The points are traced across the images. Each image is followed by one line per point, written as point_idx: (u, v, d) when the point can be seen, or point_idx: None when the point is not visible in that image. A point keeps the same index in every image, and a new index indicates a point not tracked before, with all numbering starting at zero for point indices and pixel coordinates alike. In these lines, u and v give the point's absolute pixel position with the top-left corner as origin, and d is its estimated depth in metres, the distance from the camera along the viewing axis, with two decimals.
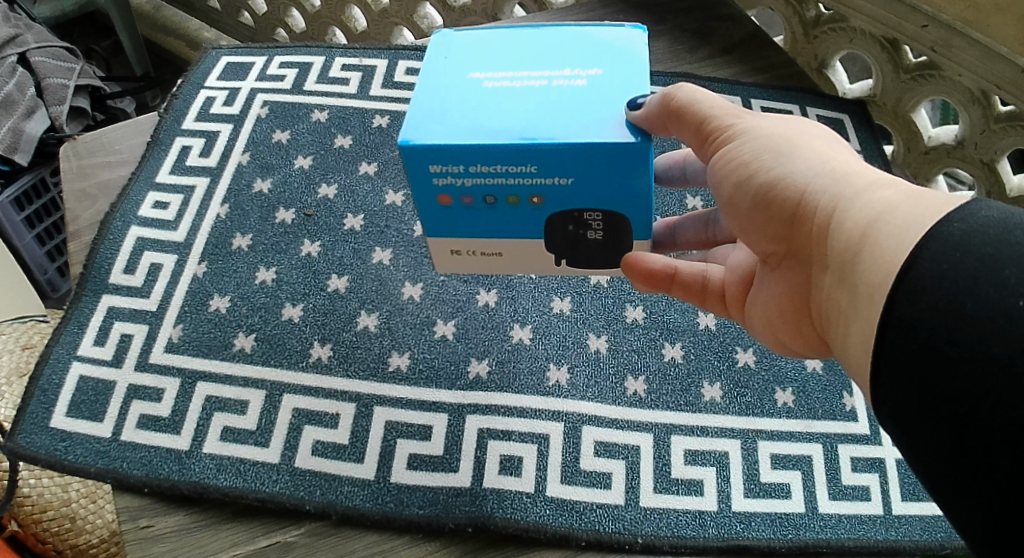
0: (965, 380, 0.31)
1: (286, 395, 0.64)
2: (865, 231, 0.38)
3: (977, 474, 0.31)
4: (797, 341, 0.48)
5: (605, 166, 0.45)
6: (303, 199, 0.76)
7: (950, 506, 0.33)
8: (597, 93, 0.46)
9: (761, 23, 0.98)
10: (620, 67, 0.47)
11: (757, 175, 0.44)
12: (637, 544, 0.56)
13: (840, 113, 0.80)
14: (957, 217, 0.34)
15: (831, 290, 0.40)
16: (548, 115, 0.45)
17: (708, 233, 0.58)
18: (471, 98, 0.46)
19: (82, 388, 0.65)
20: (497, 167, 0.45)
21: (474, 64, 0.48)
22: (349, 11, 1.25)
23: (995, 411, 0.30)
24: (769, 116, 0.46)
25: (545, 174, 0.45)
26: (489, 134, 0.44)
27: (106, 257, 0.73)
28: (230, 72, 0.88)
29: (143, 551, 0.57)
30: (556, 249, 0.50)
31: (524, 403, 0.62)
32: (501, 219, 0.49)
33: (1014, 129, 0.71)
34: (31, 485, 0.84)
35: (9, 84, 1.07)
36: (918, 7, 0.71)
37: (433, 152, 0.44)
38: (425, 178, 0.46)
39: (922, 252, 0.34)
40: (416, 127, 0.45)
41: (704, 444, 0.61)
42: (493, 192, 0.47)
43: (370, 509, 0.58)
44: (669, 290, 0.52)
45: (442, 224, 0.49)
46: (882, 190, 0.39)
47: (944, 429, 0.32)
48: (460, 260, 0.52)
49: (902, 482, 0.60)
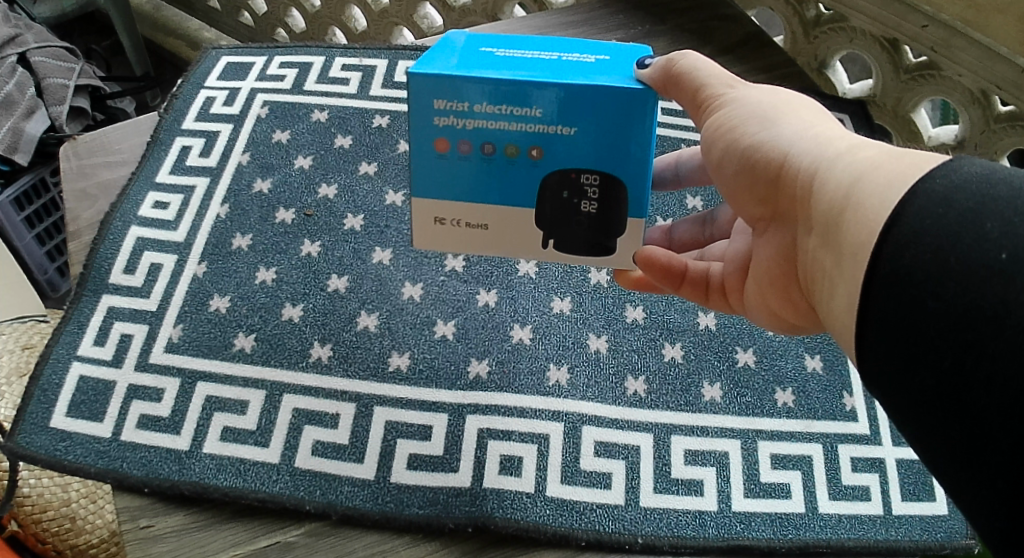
0: (949, 335, 0.31)
1: (286, 395, 0.64)
2: (847, 191, 0.38)
3: (964, 427, 0.30)
4: (789, 311, 0.47)
5: (610, 113, 0.45)
6: (303, 199, 0.76)
7: (935, 462, 0.33)
8: (604, 66, 0.48)
9: (761, 23, 0.98)
10: (627, 55, 0.50)
11: (742, 140, 0.44)
12: (637, 544, 0.56)
13: (840, 113, 0.80)
14: (938, 173, 0.34)
15: (815, 250, 0.40)
16: (556, 69, 0.46)
17: (703, 234, 0.58)
18: (483, 55, 0.47)
19: (82, 388, 0.65)
20: (501, 108, 0.45)
21: (487, 40, 0.50)
22: (349, 11, 1.25)
23: (977, 363, 0.30)
24: (761, 87, 0.47)
25: (549, 121, 0.46)
26: (499, 72, 0.45)
27: (106, 257, 0.73)
28: (230, 72, 0.88)
29: (143, 550, 0.57)
30: (545, 223, 0.50)
31: (524, 403, 0.62)
32: (495, 177, 0.48)
33: (1015, 129, 0.71)
34: (32, 485, 0.84)
35: (9, 84, 1.07)
36: (918, 7, 0.71)
37: (441, 83, 0.45)
38: (427, 116, 0.46)
39: (902, 212, 0.34)
40: (430, 64, 0.46)
41: (704, 444, 0.61)
42: (492, 140, 0.47)
43: (370, 509, 0.58)
44: (678, 287, 0.53)
45: (433, 178, 0.49)
46: (863, 151, 0.40)
47: (927, 384, 0.32)
48: (443, 231, 0.51)
49: (902, 482, 0.60)
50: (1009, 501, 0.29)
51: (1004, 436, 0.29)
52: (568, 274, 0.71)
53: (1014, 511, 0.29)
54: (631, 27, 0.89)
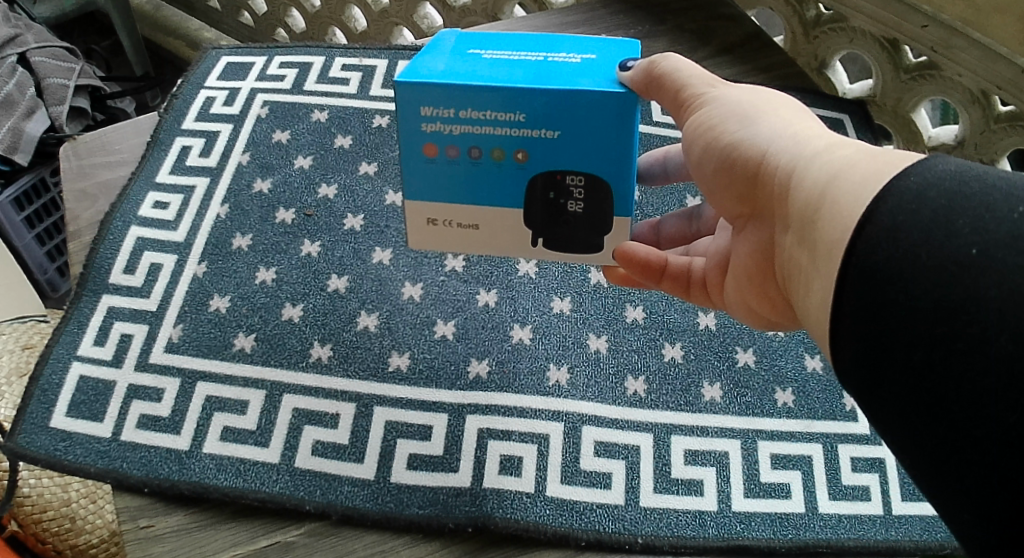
0: (919, 331, 0.31)
1: (286, 395, 0.64)
2: (824, 188, 0.38)
3: (936, 422, 0.30)
4: (766, 308, 0.47)
5: (593, 117, 0.45)
6: (303, 199, 0.76)
7: (906, 455, 0.33)
8: (589, 66, 0.47)
9: (760, 23, 0.98)
10: (614, 53, 0.49)
11: (721, 138, 0.45)
12: (637, 544, 0.56)
13: (840, 113, 0.80)
14: (914, 171, 0.34)
15: (792, 248, 0.40)
16: (541, 72, 0.46)
17: (691, 229, 0.58)
18: (469, 59, 0.47)
19: (82, 388, 0.65)
20: (485, 114, 0.45)
21: (474, 42, 0.50)
22: (349, 11, 1.25)
23: (949, 359, 0.30)
24: (741, 87, 0.47)
25: (533, 125, 0.46)
26: (482, 79, 0.45)
27: (106, 257, 0.73)
28: (230, 72, 0.88)
29: (142, 550, 0.57)
30: (536, 222, 0.50)
31: (524, 403, 0.62)
32: (483, 180, 0.48)
33: (1014, 129, 0.72)
34: (32, 485, 0.84)
35: (9, 84, 1.07)
36: (918, 7, 0.71)
37: (427, 91, 0.45)
38: (415, 122, 0.46)
39: (878, 207, 0.34)
40: (416, 70, 0.46)
41: (704, 444, 0.61)
42: (479, 144, 0.47)
43: (370, 509, 0.58)
44: (659, 282, 0.53)
45: (423, 181, 0.49)
46: (841, 150, 0.40)
47: (898, 379, 0.32)
48: (436, 232, 0.51)
49: (902, 482, 0.60)
50: (980, 494, 0.30)
51: (976, 429, 0.29)
52: (568, 274, 0.71)
53: (990, 503, 0.29)
54: (631, 27, 0.89)
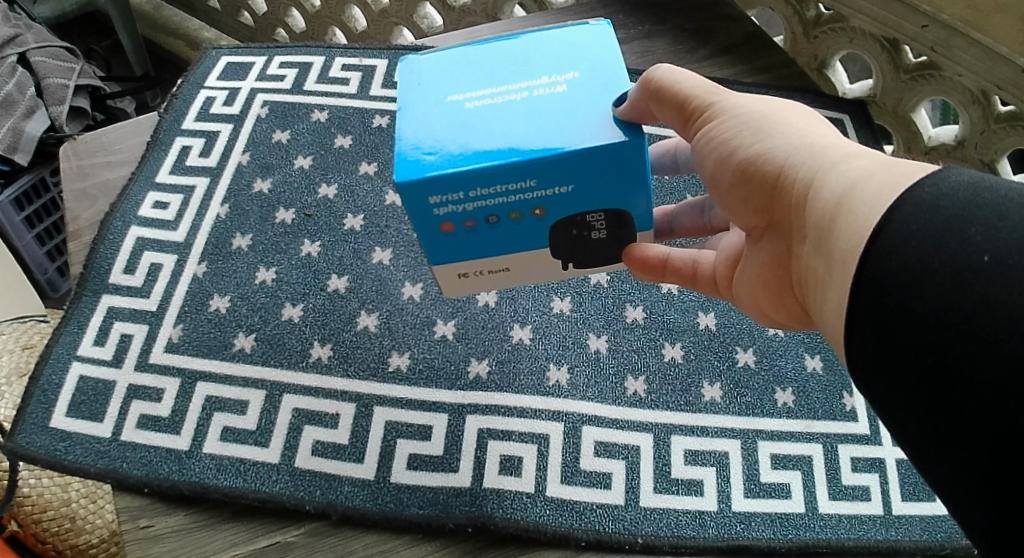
0: (931, 334, 0.31)
1: (286, 395, 0.64)
2: (841, 199, 0.38)
3: (947, 422, 0.31)
4: (781, 313, 0.47)
5: (603, 166, 0.44)
6: (303, 200, 0.76)
7: (919, 455, 0.33)
8: (580, 96, 0.46)
9: (761, 23, 0.98)
10: (597, 66, 0.47)
11: (737, 152, 0.44)
12: (637, 544, 0.56)
13: (840, 113, 0.80)
14: (928, 181, 0.34)
15: (809, 258, 0.40)
16: (539, 125, 0.44)
17: (704, 219, 0.57)
18: (457, 121, 0.45)
19: (82, 388, 0.65)
20: (495, 188, 0.44)
21: (450, 87, 0.47)
22: (349, 11, 1.25)
23: (959, 361, 0.30)
24: (748, 95, 0.47)
25: (545, 185, 0.45)
26: (483, 156, 0.43)
27: (106, 256, 0.73)
28: (230, 72, 0.88)
29: (142, 550, 0.57)
30: (563, 255, 0.50)
31: (524, 403, 0.62)
32: (505, 236, 0.48)
33: (1014, 129, 0.71)
34: (32, 485, 0.84)
35: (9, 83, 1.07)
36: (918, 7, 0.71)
37: (432, 183, 0.43)
38: (426, 211, 0.45)
39: (894, 215, 0.34)
40: (412, 160, 0.44)
41: (704, 444, 0.61)
42: (495, 212, 0.46)
43: (370, 509, 0.58)
44: (663, 278, 0.52)
45: (447, 249, 0.49)
46: (858, 160, 0.40)
47: (911, 381, 0.32)
48: (469, 282, 0.52)
49: (902, 482, 0.59)
50: (990, 493, 0.30)
51: (989, 427, 0.29)
52: None
53: (1001, 500, 0.29)
54: (631, 27, 0.89)
